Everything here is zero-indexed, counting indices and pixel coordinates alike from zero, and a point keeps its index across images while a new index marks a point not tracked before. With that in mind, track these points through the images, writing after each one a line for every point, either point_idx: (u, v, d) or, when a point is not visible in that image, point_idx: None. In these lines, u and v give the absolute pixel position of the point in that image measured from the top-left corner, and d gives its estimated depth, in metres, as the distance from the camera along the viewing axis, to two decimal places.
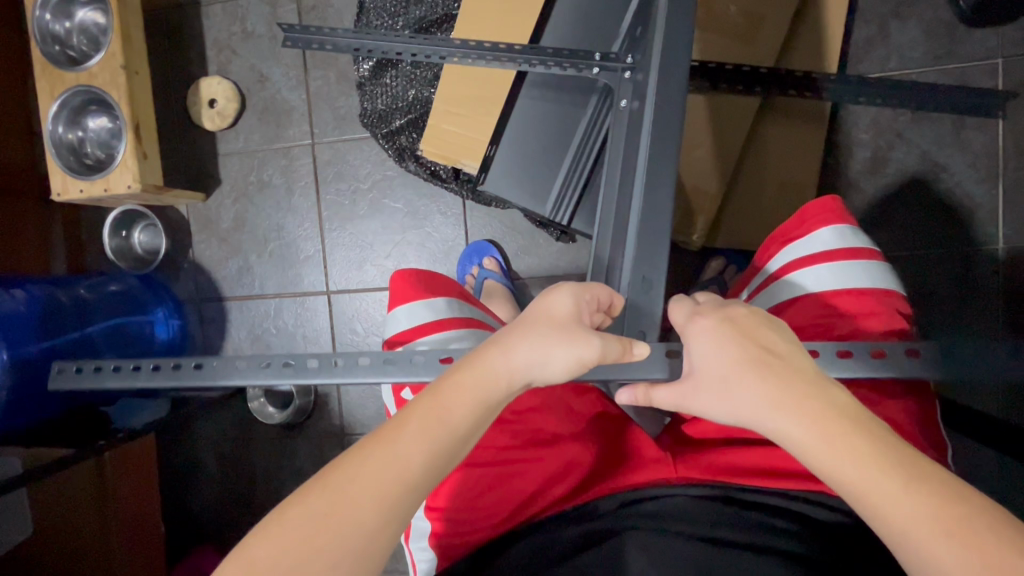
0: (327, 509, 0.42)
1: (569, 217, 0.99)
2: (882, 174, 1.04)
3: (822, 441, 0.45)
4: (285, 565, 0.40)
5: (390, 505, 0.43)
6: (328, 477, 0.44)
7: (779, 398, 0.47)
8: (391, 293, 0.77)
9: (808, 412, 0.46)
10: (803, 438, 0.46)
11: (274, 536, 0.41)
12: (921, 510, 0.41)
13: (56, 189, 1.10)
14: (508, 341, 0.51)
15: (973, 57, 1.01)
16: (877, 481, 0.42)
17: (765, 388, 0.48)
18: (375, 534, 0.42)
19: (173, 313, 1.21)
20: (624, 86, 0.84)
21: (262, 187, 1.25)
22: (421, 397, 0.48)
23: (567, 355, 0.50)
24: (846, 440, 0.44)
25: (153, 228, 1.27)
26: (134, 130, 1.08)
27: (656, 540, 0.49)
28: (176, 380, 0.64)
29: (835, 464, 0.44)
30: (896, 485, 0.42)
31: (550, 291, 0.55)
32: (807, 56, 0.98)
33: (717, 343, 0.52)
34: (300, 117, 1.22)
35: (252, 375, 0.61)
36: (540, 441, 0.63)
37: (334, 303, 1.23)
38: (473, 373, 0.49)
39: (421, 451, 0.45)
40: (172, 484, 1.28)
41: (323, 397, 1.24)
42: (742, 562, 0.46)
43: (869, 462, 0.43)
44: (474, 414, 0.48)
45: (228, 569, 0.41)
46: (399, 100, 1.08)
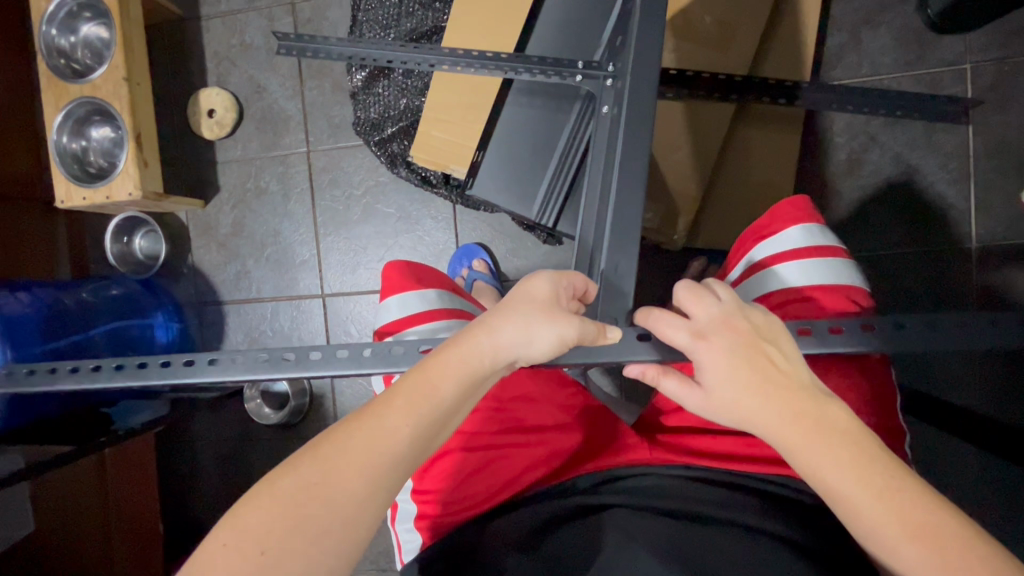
0: (319, 477, 0.43)
1: (555, 219, 1.02)
2: (857, 176, 1.07)
3: (807, 470, 0.46)
4: (276, 529, 0.41)
5: (377, 473, 0.45)
6: (317, 448, 0.45)
7: (769, 425, 0.48)
8: (383, 284, 0.81)
9: (800, 438, 0.46)
10: (796, 453, 0.46)
11: (260, 504, 0.42)
12: (896, 547, 0.42)
13: (60, 196, 1.14)
14: (491, 321, 0.52)
15: (942, 63, 1.05)
16: (854, 516, 0.44)
17: (756, 413, 0.48)
18: (364, 501, 0.44)
19: (172, 317, 1.25)
20: (606, 92, 0.87)
21: (259, 193, 1.29)
22: (406, 376, 0.49)
23: (551, 332, 0.51)
24: (832, 454, 0.45)
25: (153, 234, 1.31)
26: (136, 140, 1.12)
27: (638, 522, 0.51)
28: (141, 379, 0.65)
29: (822, 477, 0.45)
30: (876, 499, 0.43)
31: (530, 277, 0.56)
32: (782, 63, 1.02)
33: (713, 367, 0.50)
34: (296, 125, 1.27)
35: (231, 369, 0.63)
36: (528, 429, 0.65)
37: (329, 306, 1.26)
38: (458, 352, 0.50)
39: (406, 427, 0.46)
40: (171, 484, 1.31)
41: (318, 399, 1.27)
42: (728, 543, 0.48)
43: (854, 497, 0.44)
44: (460, 392, 0.49)
45: (224, 534, 0.42)
46: (390, 109, 1.12)
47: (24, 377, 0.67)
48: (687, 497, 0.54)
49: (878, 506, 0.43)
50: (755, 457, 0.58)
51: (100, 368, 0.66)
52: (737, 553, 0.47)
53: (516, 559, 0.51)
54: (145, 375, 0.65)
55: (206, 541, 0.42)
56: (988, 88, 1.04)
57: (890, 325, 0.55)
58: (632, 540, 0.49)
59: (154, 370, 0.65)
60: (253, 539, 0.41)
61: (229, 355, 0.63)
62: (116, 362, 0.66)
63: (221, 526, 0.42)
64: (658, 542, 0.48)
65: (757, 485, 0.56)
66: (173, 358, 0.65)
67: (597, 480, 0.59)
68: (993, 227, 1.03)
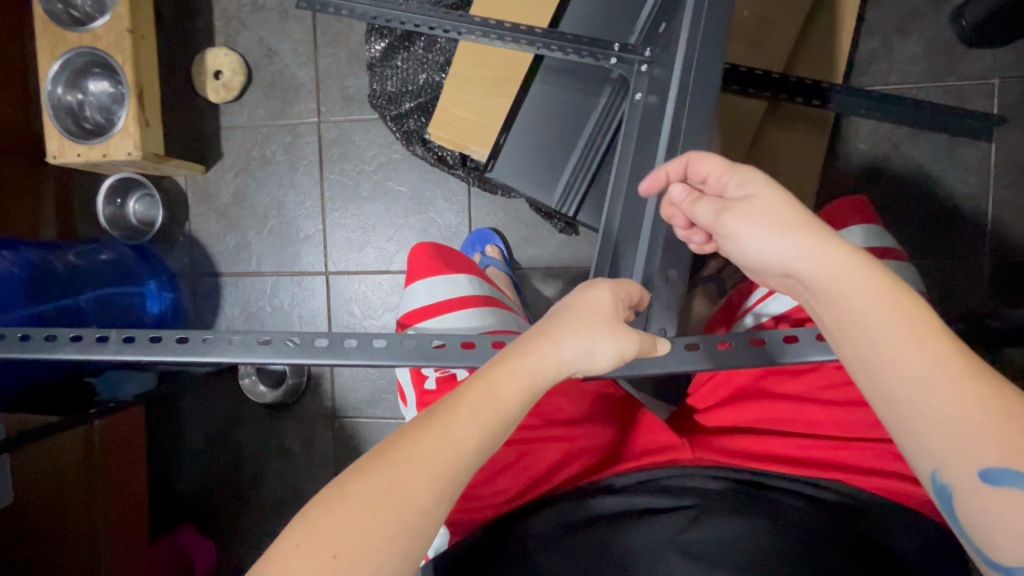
0: (388, 483, 0.41)
1: (576, 209, 0.99)
2: (879, 184, 1.06)
3: (866, 301, 0.42)
4: (345, 536, 0.38)
5: (446, 482, 0.42)
6: (384, 453, 0.43)
7: (826, 249, 0.45)
8: (412, 267, 0.79)
9: (835, 252, 0.45)
10: (831, 264, 0.44)
11: (333, 507, 0.40)
12: (954, 388, 0.38)
13: (53, 151, 1.07)
14: (555, 332, 0.49)
15: (971, 76, 1.04)
16: (912, 354, 0.40)
17: (814, 233, 0.46)
18: (432, 508, 0.41)
19: (165, 286, 1.19)
20: (640, 81, 0.85)
21: (265, 162, 1.23)
22: (473, 381, 0.46)
23: (612, 348, 0.50)
24: (870, 275, 0.43)
25: (150, 198, 1.25)
26: (137, 96, 1.06)
27: (693, 532, 0.48)
28: (151, 354, 0.60)
29: (858, 292, 0.43)
30: (914, 328, 0.40)
31: (587, 286, 0.56)
32: (815, 64, 1.01)
33: (767, 189, 0.49)
34: (307, 94, 1.21)
35: (256, 352, 0.58)
36: (558, 423, 0.67)
37: (332, 284, 1.22)
38: (524, 360, 0.47)
39: (474, 435, 0.44)
40: (159, 458, 1.27)
41: (316, 379, 1.22)
42: (780, 549, 0.46)
43: (916, 337, 0.40)
44: (524, 400, 0.47)
45: (292, 536, 0.39)
46: (409, 83, 1.08)
47: (15, 342, 0.62)
48: (733, 495, 0.52)
49: (941, 348, 0.39)
50: (795, 461, 0.57)
51: (108, 339, 0.62)
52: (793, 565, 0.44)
53: (547, 554, 0.50)
54: (159, 349, 0.60)
55: (273, 547, 0.39)
56: (1014, 104, 1.03)
57: None
58: (670, 542, 0.48)
59: (169, 346, 0.60)
60: (320, 546, 0.38)
61: (254, 337, 0.59)
62: (124, 334, 0.61)
63: (291, 528, 0.40)
64: (715, 551, 0.46)
65: (795, 488, 0.54)
66: (193, 333, 0.60)
67: (636, 479, 0.57)
68: (1007, 244, 1.03)
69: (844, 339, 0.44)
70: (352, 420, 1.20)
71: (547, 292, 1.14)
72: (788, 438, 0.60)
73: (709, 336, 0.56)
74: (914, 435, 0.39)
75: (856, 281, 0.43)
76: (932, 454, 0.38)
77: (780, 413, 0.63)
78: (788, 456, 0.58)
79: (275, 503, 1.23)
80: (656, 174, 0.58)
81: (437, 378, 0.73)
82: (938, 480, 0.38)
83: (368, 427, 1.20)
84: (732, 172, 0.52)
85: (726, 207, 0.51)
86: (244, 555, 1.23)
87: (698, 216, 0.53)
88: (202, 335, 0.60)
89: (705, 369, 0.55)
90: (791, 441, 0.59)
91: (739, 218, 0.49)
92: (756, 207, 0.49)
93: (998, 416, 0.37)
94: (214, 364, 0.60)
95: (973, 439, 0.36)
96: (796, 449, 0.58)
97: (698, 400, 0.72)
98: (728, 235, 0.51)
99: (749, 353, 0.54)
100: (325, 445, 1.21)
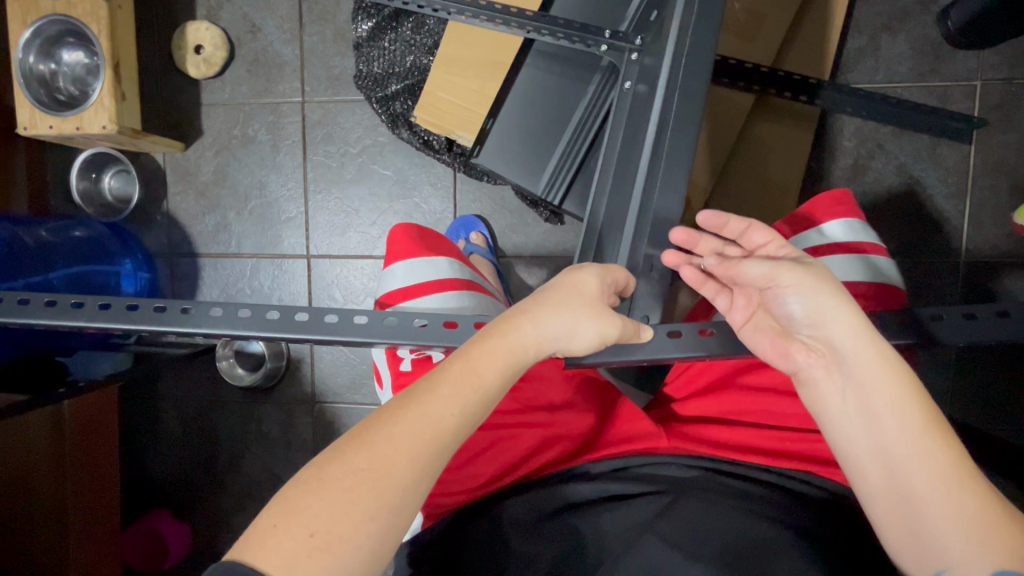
0: (365, 462, 0.41)
1: (561, 197, 0.98)
2: (862, 181, 1.07)
3: (897, 400, 0.47)
4: (319, 515, 0.39)
5: (423, 461, 0.42)
6: (362, 434, 0.43)
7: (862, 342, 0.48)
8: (393, 247, 0.78)
9: (869, 352, 0.48)
10: (862, 364, 0.48)
11: (310, 488, 0.40)
12: (961, 494, 0.45)
13: (24, 122, 1.04)
14: (537, 311, 0.49)
15: (955, 77, 1.05)
16: (930, 458, 0.46)
17: (861, 317, 0.49)
18: (409, 489, 0.42)
19: (142, 266, 1.16)
20: (629, 70, 0.84)
21: (247, 142, 1.21)
22: (451, 360, 0.46)
23: (593, 332, 0.50)
24: (898, 381, 0.48)
25: (126, 174, 1.22)
26: (113, 69, 1.03)
27: (670, 518, 0.48)
28: (125, 323, 0.59)
29: (886, 397, 0.47)
30: (931, 440, 0.46)
31: (575, 269, 0.55)
32: (802, 60, 1.01)
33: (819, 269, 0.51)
34: (291, 73, 1.19)
35: (235, 325, 0.57)
36: (539, 408, 0.67)
37: (313, 267, 1.20)
38: (503, 340, 0.47)
39: (453, 414, 0.44)
40: (133, 439, 1.25)
41: (295, 363, 1.21)
42: (749, 534, 0.46)
43: (934, 443, 0.46)
44: (502, 379, 0.47)
45: (269, 513, 0.39)
46: (396, 65, 1.06)
47: None
48: (705, 484, 0.53)
49: (951, 453, 0.46)
50: (768, 451, 0.58)
51: (82, 305, 0.60)
52: (765, 556, 0.45)
53: (521, 540, 0.51)
54: (134, 318, 0.59)
55: (250, 525, 0.39)
56: (995, 107, 1.04)
57: (923, 316, 0.57)
58: (645, 528, 0.48)
59: (145, 315, 0.59)
60: (296, 524, 0.38)
61: (233, 309, 0.58)
62: (100, 301, 0.60)
63: (269, 509, 0.40)
64: (691, 539, 0.46)
65: (767, 478, 0.54)
66: (171, 303, 0.59)
67: (612, 465, 0.57)
68: (982, 244, 1.05)
69: (864, 430, 0.48)
70: (331, 405, 1.19)
71: (530, 280, 1.14)
72: (761, 428, 0.60)
73: (691, 323, 0.56)
74: (930, 536, 0.45)
75: (894, 380, 0.47)
76: (941, 551, 0.44)
77: (753, 404, 0.63)
78: (760, 446, 0.59)
79: (252, 487, 1.22)
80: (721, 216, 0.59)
81: (413, 360, 0.72)
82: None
83: (347, 413, 1.19)
84: (788, 249, 0.56)
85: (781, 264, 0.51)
86: (219, 538, 1.22)
87: (747, 273, 0.52)
88: (181, 305, 0.59)
89: (691, 357, 0.55)
90: (767, 432, 0.60)
91: (791, 288, 0.50)
92: (810, 272, 0.50)
93: (999, 527, 0.43)
94: (191, 337, 0.58)
95: (983, 547, 0.43)
96: (769, 440, 0.59)
97: (675, 389, 0.73)
98: (772, 298, 0.51)
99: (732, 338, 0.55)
100: (304, 430, 1.20)
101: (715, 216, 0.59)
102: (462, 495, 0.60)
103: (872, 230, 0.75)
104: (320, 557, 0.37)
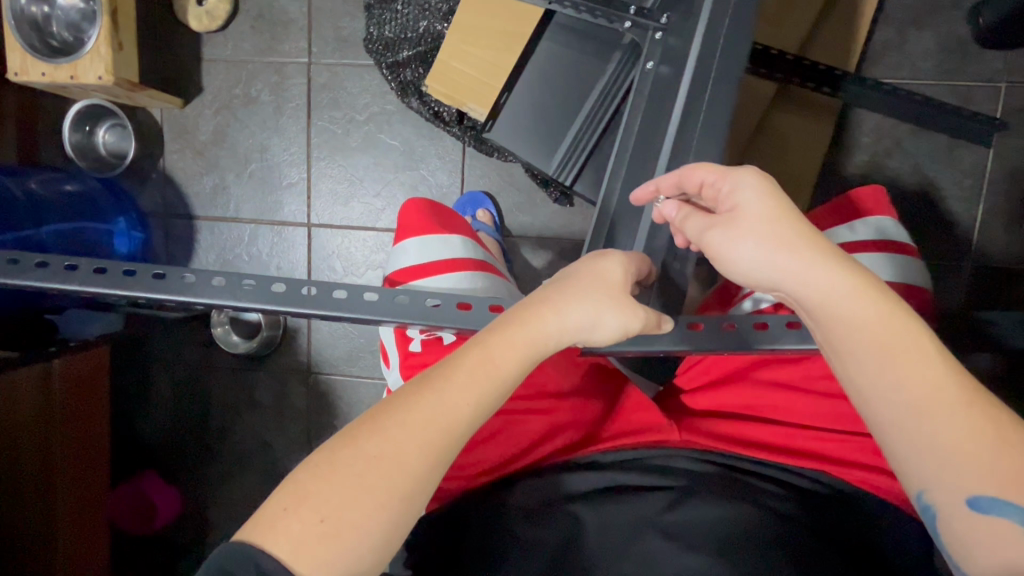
0: (376, 449, 0.40)
1: (573, 178, 0.96)
2: (877, 178, 1.06)
3: (863, 337, 0.43)
4: (329, 500, 0.38)
5: (437, 451, 0.41)
6: (374, 419, 0.41)
7: (809, 275, 0.45)
8: (403, 222, 0.76)
9: (815, 285, 0.45)
10: (811, 297, 0.45)
11: (320, 472, 0.39)
12: (939, 416, 0.41)
13: (14, 68, 0.98)
14: (557, 300, 0.48)
15: (980, 77, 1.03)
16: (897, 388, 0.42)
17: (810, 252, 0.45)
18: (423, 480, 0.41)
19: (135, 225, 1.13)
20: (651, 49, 0.79)
21: (248, 102, 1.16)
22: (469, 348, 0.45)
23: (616, 323, 0.48)
24: (850, 311, 0.44)
25: (121, 129, 1.17)
26: (111, 15, 0.97)
27: (679, 517, 0.48)
28: (120, 290, 0.56)
29: (837, 332, 0.45)
30: (893, 363, 0.43)
31: (598, 256, 0.53)
32: (828, 51, 0.99)
33: (760, 204, 0.47)
34: (297, 32, 1.14)
35: (238, 297, 0.55)
36: (547, 395, 0.66)
37: (314, 236, 1.17)
38: (524, 330, 0.46)
39: (468, 403, 0.43)
40: (123, 402, 1.23)
41: (292, 333, 1.19)
42: (759, 534, 0.46)
43: (901, 368, 0.42)
44: (521, 369, 0.45)
45: (278, 497, 0.38)
46: (409, 30, 1.01)
47: None
48: (716, 480, 0.52)
49: (934, 378, 0.42)
50: (778, 448, 0.57)
51: (76, 268, 0.58)
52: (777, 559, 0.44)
53: (525, 527, 0.50)
54: (130, 284, 0.56)
55: (259, 507, 0.38)
56: (1017, 110, 1.02)
57: None
58: (652, 521, 0.48)
59: (143, 281, 0.56)
60: (305, 508, 0.37)
61: (237, 280, 0.56)
62: (95, 265, 0.57)
63: (279, 492, 0.39)
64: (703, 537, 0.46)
65: (778, 476, 0.54)
66: (171, 270, 0.57)
67: (620, 456, 0.56)
68: (991, 249, 1.04)
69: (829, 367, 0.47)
70: (326, 377, 1.18)
71: (535, 262, 1.12)
72: (773, 426, 0.59)
73: (712, 317, 0.55)
74: (906, 460, 0.42)
75: (856, 317, 0.44)
76: (920, 477, 0.41)
77: (767, 402, 0.62)
78: (772, 444, 0.58)
79: (243, 454, 1.21)
80: (647, 186, 0.58)
81: (423, 340, 0.69)
82: (920, 496, 0.42)
83: (343, 385, 1.18)
84: (726, 177, 0.50)
85: (712, 225, 0.50)
86: (207, 503, 1.22)
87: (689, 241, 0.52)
88: (180, 273, 0.57)
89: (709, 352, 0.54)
90: (782, 430, 0.59)
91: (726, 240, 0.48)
92: (739, 225, 0.47)
93: (985, 444, 0.40)
94: (190, 306, 0.56)
95: (963, 465, 0.40)
96: (780, 438, 0.58)
97: (685, 380, 0.71)
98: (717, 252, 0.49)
99: (756, 338, 0.53)
100: (297, 399, 1.19)
101: (640, 194, 0.58)
102: (465, 479, 0.60)
103: (906, 232, 0.73)
104: (329, 545, 0.37)
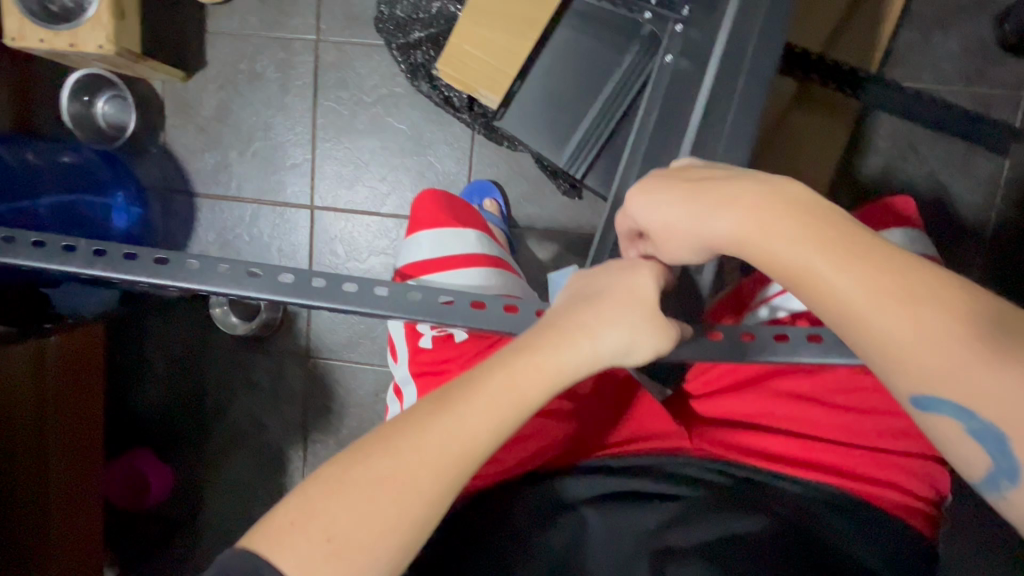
0: (387, 472, 0.39)
1: (584, 171, 0.94)
2: (891, 183, 1.04)
3: (789, 282, 0.43)
4: (336, 522, 0.38)
5: (451, 477, 0.41)
6: (388, 438, 0.41)
7: (730, 244, 0.45)
8: (417, 213, 0.74)
9: (736, 248, 0.45)
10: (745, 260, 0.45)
11: (330, 491, 0.39)
12: (867, 335, 0.39)
13: (11, 33, 0.95)
14: (592, 325, 0.45)
15: (1002, 84, 1.01)
16: (830, 323, 0.42)
17: (719, 222, 0.44)
18: (436, 505, 0.40)
19: (134, 200, 1.08)
20: (671, 41, 0.76)
21: (253, 78, 1.13)
22: (492, 373, 0.43)
23: (650, 347, 0.46)
24: (769, 263, 0.43)
25: (121, 100, 1.14)
26: None
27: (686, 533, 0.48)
28: (120, 273, 0.55)
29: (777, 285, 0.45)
30: (818, 298, 0.41)
31: (630, 265, 0.49)
32: (850, 51, 0.97)
33: (671, 198, 0.47)
34: (306, 7, 1.11)
35: (243, 286, 0.53)
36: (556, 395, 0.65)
37: (316, 219, 1.15)
38: (551, 357, 0.44)
39: (487, 432, 0.42)
40: (119, 379, 1.22)
41: (292, 316, 1.18)
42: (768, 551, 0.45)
43: (826, 305, 0.41)
44: (544, 395, 0.44)
45: (284, 510, 0.39)
46: (420, 10, 0.97)
47: None
48: (726, 493, 0.51)
49: (855, 297, 0.39)
50: (789, 459, 0.57)
51: (75, 249, 0.56)
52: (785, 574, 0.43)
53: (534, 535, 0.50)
54: (131, 268, 0.55)
55: (266, 514, 0.40)
56: None
57: None
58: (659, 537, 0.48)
59: (144, 266, 0.55)
60: (312, 527, 0.38)
61: (243, 268, 0.54)
62: (95, 247, 0.56)
63: (287, 505, 0.39)
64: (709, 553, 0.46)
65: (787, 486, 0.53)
66: (174, 255, 0.55)
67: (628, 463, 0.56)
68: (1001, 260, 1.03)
69: None
70: (325, 361, 1.17)
71: (541, 254, 1.10)
72: (785, 436, 0.59)
73: (732, 327, 0.54)
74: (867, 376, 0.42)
75: (828, 286, 0.40)
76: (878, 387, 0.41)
77: (781, 412, 0.61)
78: (783, 455, 0.57)
79: (239, 435, 1.20)
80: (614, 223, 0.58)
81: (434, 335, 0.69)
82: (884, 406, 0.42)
83: (341, 370, 1.17)
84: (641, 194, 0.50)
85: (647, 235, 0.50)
86: (201, 483, 1.21)
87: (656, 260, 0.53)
88: (184, 259, 0.55)
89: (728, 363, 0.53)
90: (795, 441, 0.58)
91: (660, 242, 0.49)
92: (662, 230, 0.48)
93: (921, 343, 0.37)
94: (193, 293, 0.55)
95: (901, 367, 0.38)
96: (793, 448, 0.57)
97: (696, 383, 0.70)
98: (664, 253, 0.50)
99: (775, 349, 0.52)
100: (295, 382, 1.18)
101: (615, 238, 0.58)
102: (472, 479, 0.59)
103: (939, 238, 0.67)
104: (334, 565, 0.37)
